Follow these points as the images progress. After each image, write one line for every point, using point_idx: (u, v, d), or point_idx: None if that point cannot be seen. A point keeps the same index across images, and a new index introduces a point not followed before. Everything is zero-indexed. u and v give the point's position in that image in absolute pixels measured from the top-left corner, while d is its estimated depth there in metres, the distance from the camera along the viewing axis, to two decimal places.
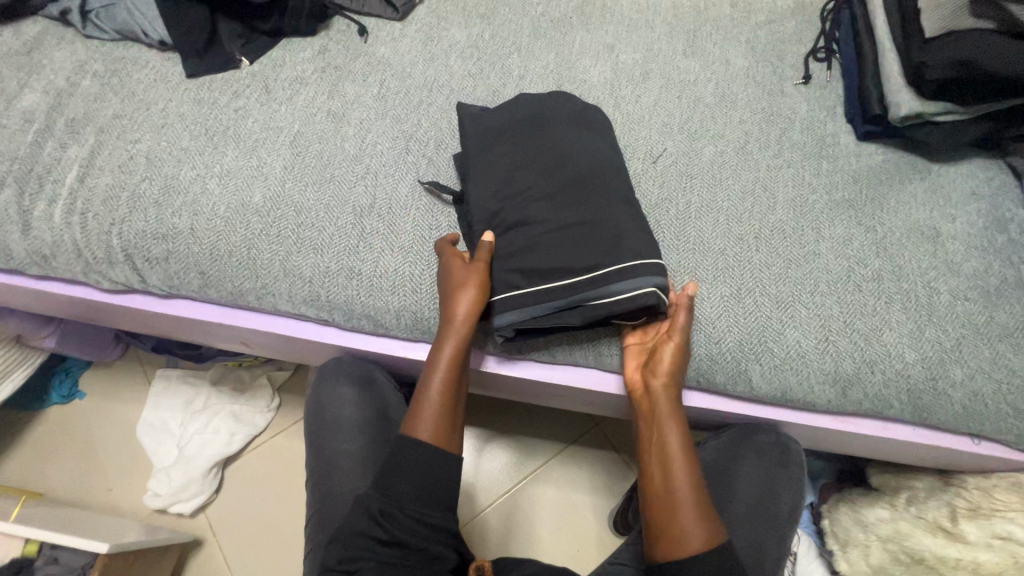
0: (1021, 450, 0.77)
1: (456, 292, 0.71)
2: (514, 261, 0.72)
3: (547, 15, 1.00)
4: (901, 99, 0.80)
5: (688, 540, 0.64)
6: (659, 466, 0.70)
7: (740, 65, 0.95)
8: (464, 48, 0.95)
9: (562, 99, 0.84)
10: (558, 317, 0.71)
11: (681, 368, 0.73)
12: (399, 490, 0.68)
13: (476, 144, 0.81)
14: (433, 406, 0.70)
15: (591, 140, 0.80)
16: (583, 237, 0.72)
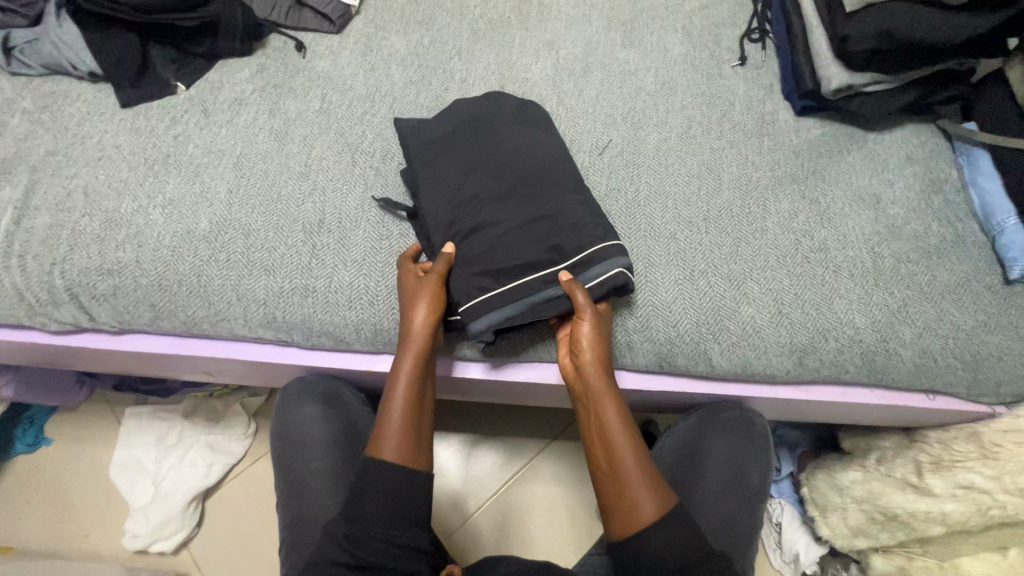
0: (975, 400, 0.79)
1: (410, 307, 0.70)
2: (477, 263, 0.73)
3: (485, 17, 1.00)
4: (831, 73, 0.83)
5: (638, 522, 0.65)
6: (601, 446, 0.70)
7: (678, 51, 0.97)
8: (405, 56, 0.95)
9: (498, 101, 0.84)
10: (535, 313, 0.72)
11: (606, 346, 0.72)
12: (365, 516, 0.67)
13: (420, 153, 0.80)
14: (398, 415, 0.69)
15: (533, 136, 0.81)
16: (544, 234, 0.74)
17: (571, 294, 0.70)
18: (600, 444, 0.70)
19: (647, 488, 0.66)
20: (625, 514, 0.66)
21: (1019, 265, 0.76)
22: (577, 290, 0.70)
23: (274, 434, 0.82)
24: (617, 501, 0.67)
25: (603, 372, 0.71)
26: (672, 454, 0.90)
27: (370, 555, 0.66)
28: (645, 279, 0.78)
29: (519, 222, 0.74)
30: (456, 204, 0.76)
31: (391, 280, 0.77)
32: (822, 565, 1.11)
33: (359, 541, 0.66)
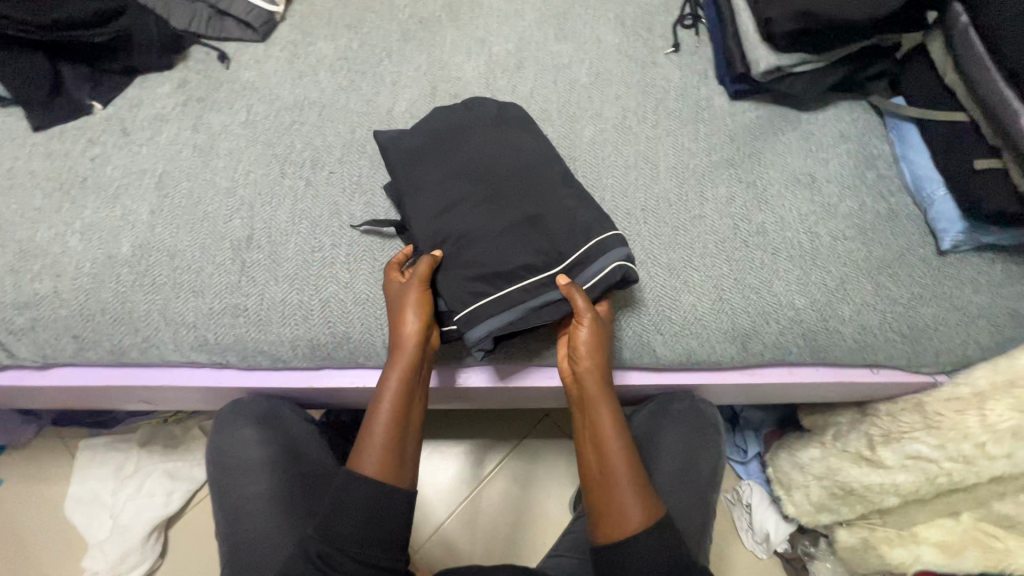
0: (918, 371, 0.80)
1: (399, 315, 0.68)
2: (473, 267, 0.71)
3: (415, 17, 0.98)
4: (758, 56, 0.83)
5: (621, 527, 0.66)
6: (593, 448, 0.70)
7: (611, 41, 0.96)
8: (333, 61, 0.93)
9: (476, 105, 0.82)
10: (537, 318, 0.70)
11: (605, 349, 0.70)
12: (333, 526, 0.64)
13: (403, 166, 0.78)
14: (382, 431, 0.67)
15: (517, 138, 0.79)
16: (535, 238, 0.72)
17: (570, 298, 0.69)
18: (593, 447, 0.70)
19: (634, 495, 0.66)
20: (611, 517, 0.66)
21: (948, 235, 0.76)
22: (575, 293, 0.68)
23: (211, 458, 0.79)
24: (603, 503, 0.67)
25: (602, 374, 0.70)
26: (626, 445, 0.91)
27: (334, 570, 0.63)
28: None
29: (503, 227, 0.73)
30: (444, 213, 0.74)
31: (325, 293, 0.75)
32: (791, 542, 1.12)
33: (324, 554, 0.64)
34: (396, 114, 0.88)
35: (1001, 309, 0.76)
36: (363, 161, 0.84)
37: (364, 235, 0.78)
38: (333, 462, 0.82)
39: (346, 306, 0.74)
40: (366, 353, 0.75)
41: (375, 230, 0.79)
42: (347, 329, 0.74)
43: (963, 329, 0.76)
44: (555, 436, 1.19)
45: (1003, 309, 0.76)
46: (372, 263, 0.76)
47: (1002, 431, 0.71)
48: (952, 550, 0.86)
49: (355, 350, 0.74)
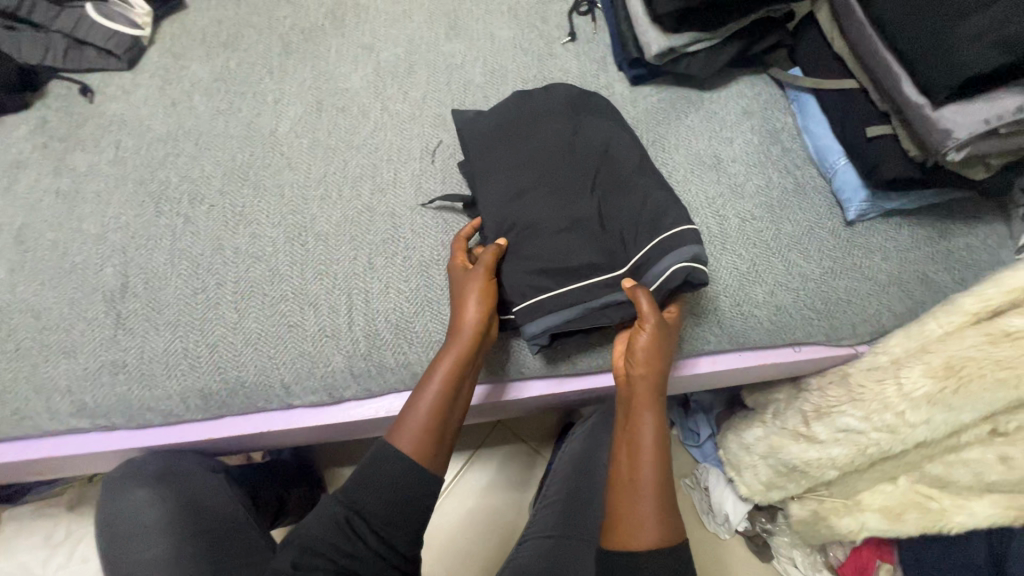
0: (840, 344, 0.79)
1: (462, 298, 0.66)
2: (534, 266, 0.69)
3: (296, 28, 0.92)
4: (648, 37, 0.81)
5: (637, 544, 0.58)
6: (628, 452, 0.64)
7: (505, 36, 0.92)
8: (209, 83, 0.87)
9: (555, 91, 0.80)
10: (597, 318, 0.67)
11: (665, 352, 0.66)
12: (371, 510, 0.59)
13: (475, 151, 0.76)
14: (418, 417, 0.62)
15: (596, 124, 0.76)
16: (600, 232, 0.70)
17: (636, 300, 0.65)
18: (627, 451, 0.64)
19: (659, 511, 0.59)
20: (635, 532, 0.59)
21: (853, 205, 0.75)
22: (640, 294, 0.64)
23: (100, 531, 0.70)
24: (626, 515, 0.60)
25: (657, 377, 0.66)
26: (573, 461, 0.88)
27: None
28: None
29: (571, 218, 0.71)
30: (511, 202, 0.72)
31: (211, 337, 0.70)
32: (749, 520, 1.12)
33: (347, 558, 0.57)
34: (280, 134, 0.82)
35: (910, 273, 0.76)
36: (245, 189, 0.78)
37: (250, 269, 0.73)
38: (245, 514, 0.75)
39: (236, 349, 0.69)
40: (265, 396, 0.70)
41: (262, 262, 0.73)
42: (240, 373, 0.69)
43: (875, 299, 0.75)
44: (511, 441, 1.16)
45: (912, 273, 0.76)
46: (261, 298, 0.72)
47: (918, 398, 0.69)
48: (894, 514, 0.84)
49: (253, 394, 0.70)
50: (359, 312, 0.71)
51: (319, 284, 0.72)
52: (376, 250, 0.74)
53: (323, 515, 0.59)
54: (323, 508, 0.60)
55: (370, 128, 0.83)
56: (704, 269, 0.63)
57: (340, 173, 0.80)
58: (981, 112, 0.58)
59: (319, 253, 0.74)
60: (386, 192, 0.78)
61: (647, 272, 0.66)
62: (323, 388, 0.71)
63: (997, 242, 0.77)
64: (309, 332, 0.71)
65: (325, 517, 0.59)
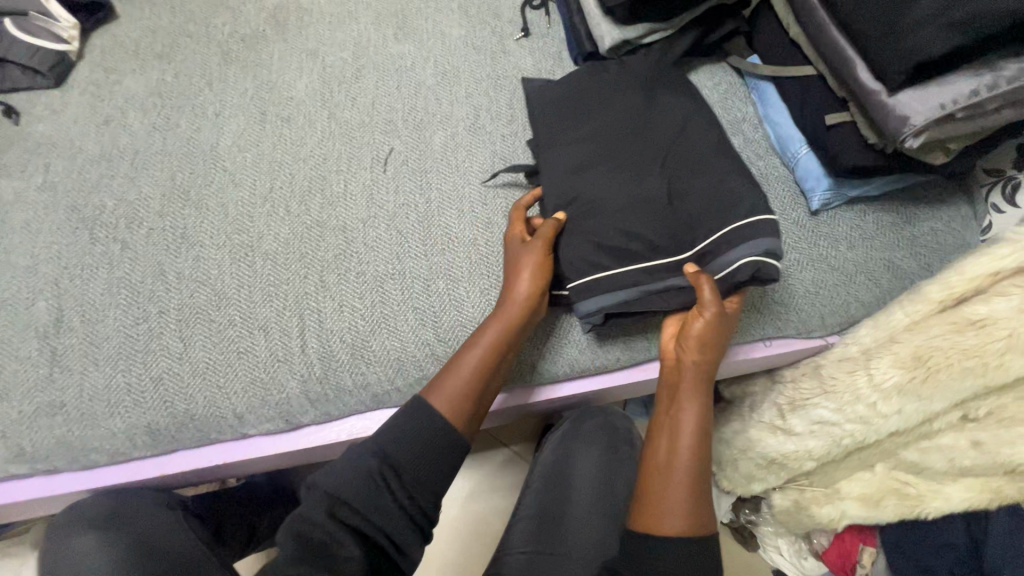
0: (812, 336, 0.77)
1: (516, 270, 0.66)
2: (596, 243, 0.67)
3: (235, 35, 0.87)
4: (602, 31, 0.79)
5: (659, 527, 0.61)
6: (667, 437, 0.65)
7: (456, 34, 0.88)
8: (144, 98, 0.82)
9: (633, 63, 0.78)
10: (650, 304, 0.65)
11: (721, 343, 0.64)
12: (404, 465, 0.61)
13: (543, 122, 0.77)
14: (461, 382, 0.63)
15: (675, 100, 0.74)
16: (665, 211, 0.67)
17: (697, 288, 0.61)
18: (666, 435, 0.66)
19: (688, 504, 0.62)
20: (661, 515, 0.61)
21: (817, 194, 0.74)
22: (704, 282, 0.61)
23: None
24: (658, 497, 0.63)
25: (706, 367, 0.65)
26: (541, 469, 0.87)
27: (375, 529, 0.58)
28: (449, 296, 0.70)
29: (635, 193, 0.68)
30: (575, 173, 0.72)
31: (156, 368, 0.66)
32: (733, 511, 1.12)
33: (377, 512, 0.58)
34: (221, 149, 0.78)
35: (876, 261, 0.74)
36: (186, 210, 0.74)
37: (194, 295, 0.69)
38: (201, 553, 0.71)
39: (183, 381, 0.66)
40: (218, 428, 0.66)
41: (207, 286, 0.70)
42: (188, 406, 0.65)
43: (842, 290, 0.74)
44: (490, 447, 1.14)
45: (878, 260, 0.74)
46: (207, 324, 0.68)
47: (888, 388, 0.68)
48: (871, 502, 0.83)
49: (204, 426, 0.66)
50: (312, 334, 0.68)
51: (269, 307, 0.69)
52: (328, 268, 0.71)
53: (355, 468, 0.59)
54: (355, 458, 0.60)
55: (317, 138, 0.79)
56: (776, 266, 0.60)
57: (286, 187, 0.76)
58: (936, 97, 0.56)
59: (268, 273, 0.71)
60: (337, 206, 0.75)
61: (714, 258, 0.62)
62: (279, 415, 0.67)
63: (961, 224, 0.77)
64: (260, 358, 0.67)
65: (357, 468, 0.59)
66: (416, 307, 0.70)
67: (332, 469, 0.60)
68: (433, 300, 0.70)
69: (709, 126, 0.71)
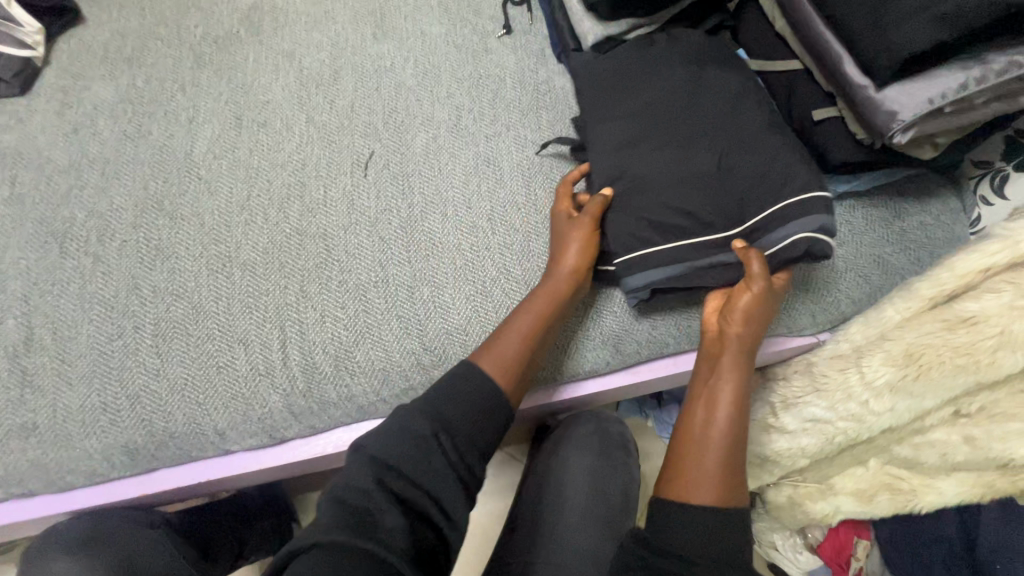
0: (802, 334, 0.76)
1: (562, 244, 0.67)
2: (648, 220, 0.66)
3: (208, 38, 0.85)
4: (585, 28, 0.77)
5: (690, 496, 0.59)
6: (702, 407, 0.64)
7: (437, 33, 0.86)
8: (113, 104, 0.79)
9: (679, 37, 0.75)
10: (699, 279, 0.65)
11: (764, 320, 0.64)
12: (456, 424, 0.60)
13: (588, 96, 0.74)
14: (507, 350, 0.63)
15: (722, 76, 0.71)
16: (715, 189, 0.65)
17: (746, 261, 0.62)
18: (701, 406, 0.64)
19: (723, 474, 0.60)
20: (693, 484, 0.59)
21: None
22: (753, 258, 0.62)
23: None
24: (690, 466, 0.61)
25: (749, 342, 0.64)
26: (535, 475, 0.86)
27: (422, 493, 0.55)
28: (434, 303, 0.69)
29: (682, 169, 0.67)
30: (623, 149, 0.70)
31: (132, 386, 0.64)
32: None
33: (424, 475, 0.56)
34: (195, 156, 0.76)
35: (866, 257, 0.74)
36: (161, 221, 0.72)
37: (171, 308, 0.67)
38: None
39: (160, 398, 0.64)
40: (199, 445, 0.65)
41: (184, 299, 0.68)
42: (167, 424, 0.63)
43: (832, 288, 0.73)
44: None
45: (868, 256, 0.73)
46: (185, 339, 0.66)
47: (880, 386, 0.68)
48: (866, 497, 0.81)
49: (184, 444, 0.64)
50: (294, 346, 0.66)
51: (249, 319, 0.67)
52: (308, 277, 0.69)
53: (406, 430, 0.58)
54: (408, 419, 0.59)
55: (295, 143, 0.77)
56: (827, 241, 0.61)
57: (264, 195, 0.74)
58: (923, 92, 0.55)
59: (246, 284, 0.69)
60: (316, 213, 0.73)
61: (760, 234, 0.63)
62: (263, 431, 0.66)
63: (950, 217, 0.76)
64: (240, 373, 0.65)
65: (408, 430, 0.58)
66: (400, 315, 0.68)
67: (381, 432, 0.58)
68: (417, 308, 0.68)
69: (744, 104, 0.69)
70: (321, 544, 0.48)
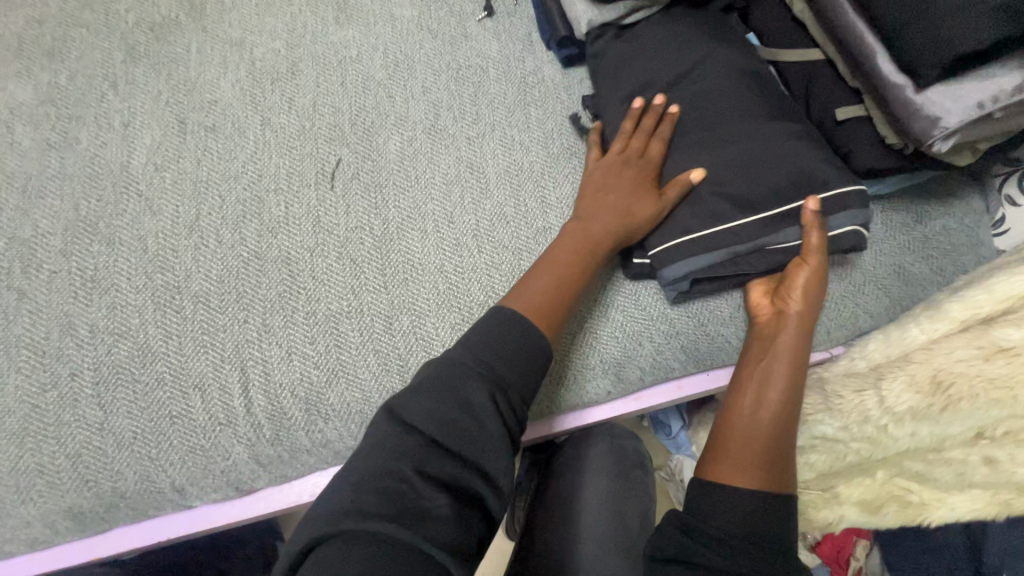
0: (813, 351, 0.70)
1: (630, 188, 0.60)
2: (691, 213, 0.60)
3: (143, 25, 0.73)
4: (578, 13, 0.67)
5: (742, 481, 0.51)
6: (755, 387, 0.57)
7: (408, 16, 0.75)
8: (33, 107, 0.68)
9: (704, 21, 0.68)
10: (739, 265, 0.60)
11: (820, 301, 0.58)
12: (510, 391, 0.50)
13: (613, 78, 0.66)
14: (553, 284, 0.57)
15: (754, 61, 0.65)
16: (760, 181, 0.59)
17: (806, 233, 0.57)
18: (753, 385, 0.57)
19: (771, 463, 0.53)
20: (743, 469, 0.52)
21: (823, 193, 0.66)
22: (815, 227, 0.56)
23: None
24: (741, 448, 0.53)
25: (807, 324, 0.58)
26: (539, 505, 0.73)
27: (468, 471, 0.46)
28: (416, 334, 0.61)
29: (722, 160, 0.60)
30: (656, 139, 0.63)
31: (72, 444, 0.56)
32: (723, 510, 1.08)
33: (470, 451, 0.46)
34: (133, 169, 0.66)
35: (886, 267, 0.68)
36: (95, 246, 0.62)
37: (113, 350, 0.59)
38: None
39: (107, 456, 0.56)
40: (156, 503, 0.58)
41: (129, 339, 0.59)
42: (115, 484, 0.56)
43: (850, 302, 0.67)
44: None
45: (888, 267, 0.68)
46: (131, 387, 0.58)
47: (901, 412, 0.63)
48: (872, 507, 0.69)
49: (139, 503, 0.57)
50: (258, 390, 0.59)
51: (204, 360, 0.59)
52: (271, 309, 0.61)
53: (454, 389, 0.48)
54: (455, 381, 0.49)
55: (249, 150, 0.67)
56: (859, 236, 0.58)
57: (215, 214, 0.64)
58: (970, 95, 0.48)
59: (201, 319, 0.60)
60: (278, 232, 0.64)
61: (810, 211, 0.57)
62: (228, 484, 0.59)
63: (974, 221, 0.70)
64: (198, 423, 0.58)
65: (457, 394, 0.48)
66: (378, 350, 0.60)
67: (426, 395, 0.48)
68: (397, 341, 0.61)
69: (776, 96, 0.63)
70: (354, 528, 0.40)
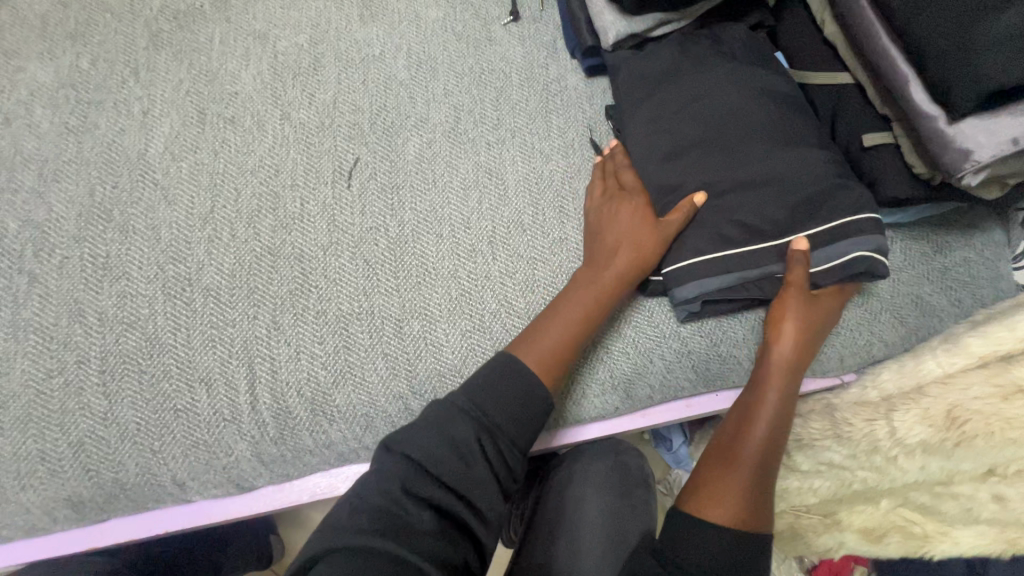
0: (825, 375, 0.69)
1: (621, 225, 0.61)
2: (710, 232, 0.59)
3: (167, 12, 0.73)
4: (606, 23, 0.67)
5: (715, 510, 0.50)
6: (738, 417, 0.57)
7: (433, 17, 0.75)
8: (53, 89, 0.68)
9: (733, 39, 0.67)
10: (750, 285, 0.59)
11: (813, 332, 0.58)
12: (501, 432, 0.50)
13: (638, 93, 0.66)
14: (555, 318, 0.57)
15: (778, 81, 0.64)
16: (781, 204, 0.58)
17: (793, 266, 0.57)
18: (740, 413, 0.57)
19: (745, 491, 0.52)
20: (718, 498, 0.51)
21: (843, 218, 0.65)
22: (802, 262, 0.57)
23: None
24: (719, 476, 0.53)
25: (795, 357, 0.58)
26: (539, 516, 0.73)
27: (452, 496, 0.46)
28: (425, 339, 0.61)
29: (744, 179, 0.59)
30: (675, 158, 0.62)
31: (75, 432, 0.56)
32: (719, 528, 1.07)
33: (458, 480, 0.46)
34: (150, 157, 0.65)
35: (904, 296, 0.67)
36: (108, 234, 0.62)
37: (121, 340, 0.58)
38: None
39: (109, 446, 0.56)
40: (156, 496, 0.58)
41: (137, 329, 0.59)
42: (117, 475, 0.56)
43: (865, 330, 0.66)
44: None
45: (905, 296, 0.67)
46: (137, 378, 0.57)
47: (912, 444, 0.62)
48: (873, 537, 0.67)
49: (139, 495, 0.57)
50: (264, 388, 0.58)
51: (211, 355, 0.58)
52: (282, 306, 0.61)
53: (444, 428, 0.48)
54: (447, 419, 0.49)
55: (267, 145, 0.67)
56: (878, 264, 0.56)
57: (230, 207, 0.64)
58: (1006, 130, 0.48)
59: (210, 313, 0.60)
60: (293, 229, 0.63)
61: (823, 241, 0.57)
62: (229, 480, 0.58)
63: (994, 254, 0.69)
64: (202, 418, 0.57)
65: (447, 432, 0.48)
66: (386, 354, 0.60)
67: (416, 428, 0.49)
68: (406, 345, 0.60)
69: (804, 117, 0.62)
70: (342, 548, 0.41)
